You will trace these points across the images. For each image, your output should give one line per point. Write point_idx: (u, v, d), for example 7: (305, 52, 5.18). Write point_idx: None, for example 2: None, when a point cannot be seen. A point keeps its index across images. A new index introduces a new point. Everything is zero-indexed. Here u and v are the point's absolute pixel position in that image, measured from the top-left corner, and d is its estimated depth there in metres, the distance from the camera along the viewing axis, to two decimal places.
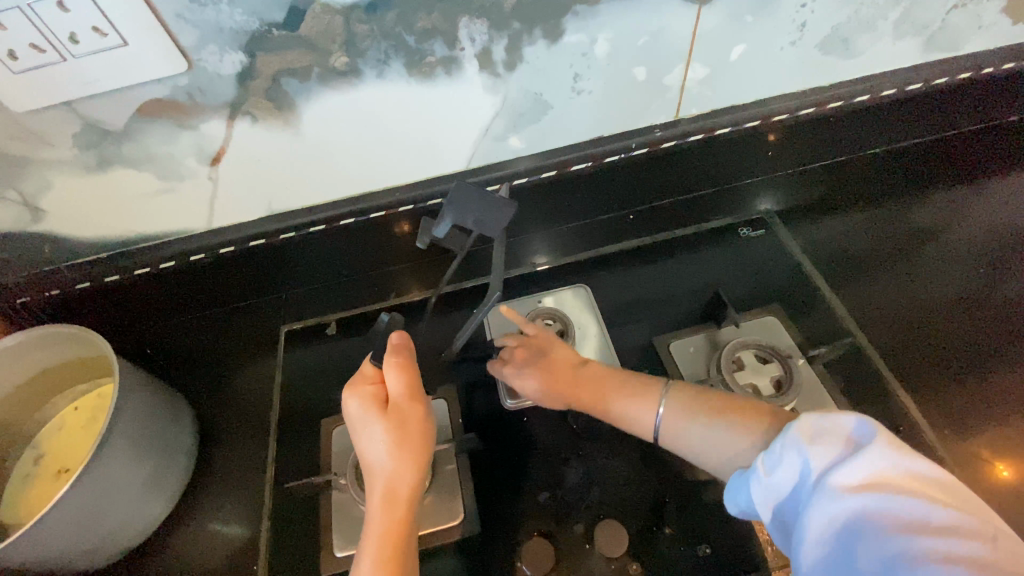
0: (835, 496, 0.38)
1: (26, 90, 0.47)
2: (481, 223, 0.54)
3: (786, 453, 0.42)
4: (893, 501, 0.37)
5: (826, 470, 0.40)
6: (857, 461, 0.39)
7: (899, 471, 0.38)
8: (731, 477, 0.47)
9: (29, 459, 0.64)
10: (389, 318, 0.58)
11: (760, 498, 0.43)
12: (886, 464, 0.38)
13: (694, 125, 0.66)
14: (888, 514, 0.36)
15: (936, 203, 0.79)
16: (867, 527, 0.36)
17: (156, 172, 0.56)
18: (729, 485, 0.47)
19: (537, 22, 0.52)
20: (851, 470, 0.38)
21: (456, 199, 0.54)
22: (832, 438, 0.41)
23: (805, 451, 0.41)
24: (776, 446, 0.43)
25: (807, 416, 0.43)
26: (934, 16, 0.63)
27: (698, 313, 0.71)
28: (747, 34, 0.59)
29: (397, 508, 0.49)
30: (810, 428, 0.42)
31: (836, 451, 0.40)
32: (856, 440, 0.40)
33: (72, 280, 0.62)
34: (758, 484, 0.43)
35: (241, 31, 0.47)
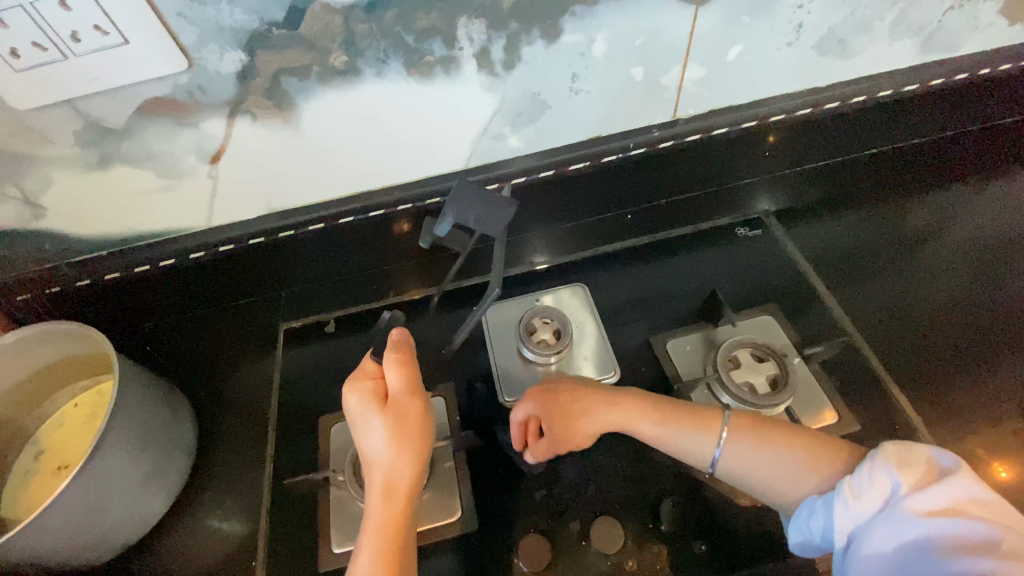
0: (918, 517, 0.40)
1: (27, 88, 0.47)
2: (482, 222, 0.54)
3: (867, 473, 0.44)
4: (970, 527, 0.39)
5: (909, 493, 0.42)
6: (940, 488, 0.41)
7: (978, 500, 0.41)
8: (801, 503, 0.48)
9: (30, 455, 0.65)
10: (390, 317, 0.58)
11: (833, 517, 0.44)
12: (966, 492, 0.41)
13: (691, 125, 0.67)
14: (969, 538, 0.39)
15: (932, 203, 0.80)
16: (949, 549, 0.39)
17: (156, 170, 0.56)
18: (800, 503, 0.49)
19: (535, 22, 0.53)
20: (934, 495, 0.41)
21: (457, 198, 0.54)
22: (916, 466, 0.43)
23: (890, 474, 0.43)
24: (859, 466, 0.45)
25: (891, 444, 0.46)
26: (930, 17, 0.63)
27: (695, 312, 0.71)
28: (744, 35, 0.59)
29: (396, 501, 0.49)
30: (894, 455, 0.44)
31: (918, 477, 0.43)
32: (938, 470, 0.43)
33: (73, 277, 0.62)
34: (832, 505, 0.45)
35: (241, 30, 0.48)
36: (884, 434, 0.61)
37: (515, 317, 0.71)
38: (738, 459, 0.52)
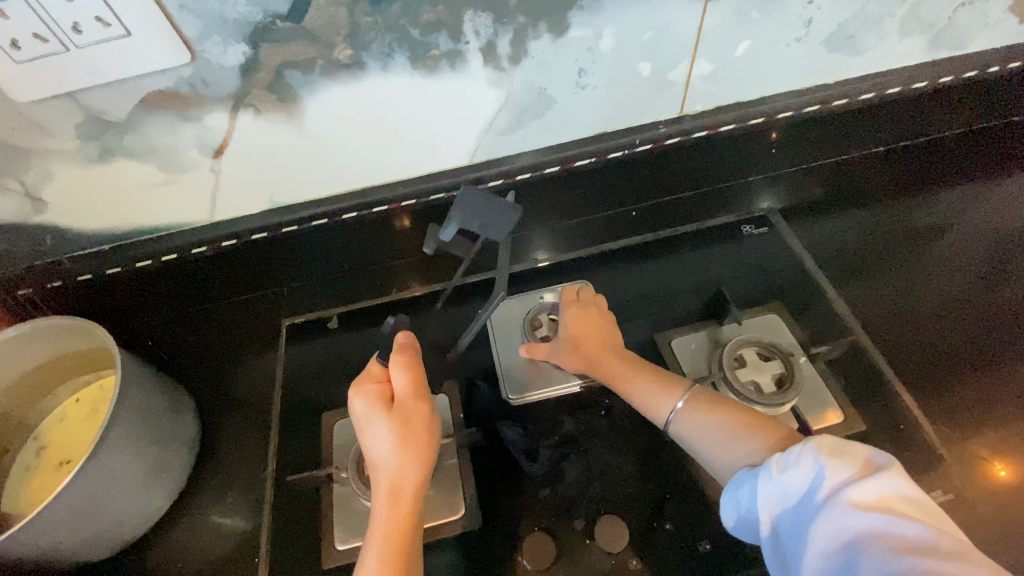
0: (847, 511, 0.40)
1: (29, 80, 0.47)
2: (487, 227, 0.53)
3: (802, 459, 0.43)
4: (903, 524, 0.38)
5: (839, 484, 0.41)
6: (871, 482, 0.40)
7: (906, 497, 0.40)
8: (733, 476, 0.48)
9: (31, 450, 0.64)
10: (394, 322, 0.57)
11: (762, 498, 0.44)
12: (895, 488, 0.40)
13: (698, 121, 0.66)
14: (895, 535, 0.38)
15: (937, 202, 0.79)
16: (871, 543, 0.38)
17: (159, 164, 0.55)
18: (732, 480, 0.48)
19: (543, 16, 0.52)
20: (865, 489, 0.40)
21: (464, 204, 0.53)
22: (849, 457, 0.42)
23: (820, 462, 0.42)
24: (792, 450, 0.44)
25: (827, 434, 0.45)
26: (940, 14, 0.62)
27: (699, 310, 0.71)
28: (753, 31, 0.59)
29: (402, 504, 0.49)
30: (828, 444, 0.43)
31: (853, 468, 0.42)
32: (872, 464, 0.42)
33: (74, 271, 0.62)
34: (762, 483, 0.44)
35: (244, 22, 0.47)
36: (889, 434, 0.61)
37: (520, 314, 0.70)
38: (690, 424, 0.54)
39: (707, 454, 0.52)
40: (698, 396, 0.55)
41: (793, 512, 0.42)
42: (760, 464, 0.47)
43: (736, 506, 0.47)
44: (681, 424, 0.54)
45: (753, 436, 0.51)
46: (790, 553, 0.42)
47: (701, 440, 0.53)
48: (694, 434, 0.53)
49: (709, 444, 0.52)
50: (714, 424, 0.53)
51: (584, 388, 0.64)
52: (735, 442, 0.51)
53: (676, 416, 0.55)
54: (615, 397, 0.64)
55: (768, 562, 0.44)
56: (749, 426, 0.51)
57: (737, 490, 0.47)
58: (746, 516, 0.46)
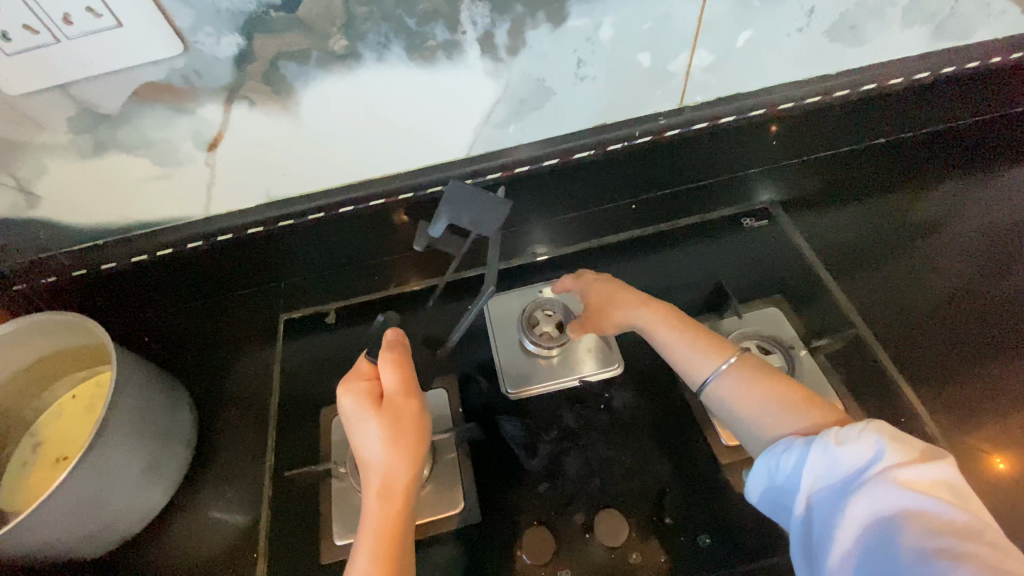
0: (895, 489, 0.40)
1: (19, 72, 0.46)
2: (477, 223, 0.54)
3: (861, 434, 0.43)
4: (949, 509, 0.39)
5: (893, 464, 0.41)
6: (927, 468, 0.40)
7: (954, 487, 0.40)
8: (776, 443, 0.48)
9: (28, 446, 0.64)
10: (384, 319, 0.60)
11: (809, 467, 0.43)
12: (947, 477, 0.40)
13: (698, 113, 0.65)
14: (940, 518, 0.38)
15: (938, 194, 0.79)
16: (913, 520, 0.38)
17: (153, 157, 0.55)
18: (771, 447, 0.47)
19: (541, 6, 0.51)
20: (918, 472, 0.40)
21: (450, 198, 0.53)
22: (908, 442, 0.42)
23: (881, 442, 0.42)
24: (849, 427, 0.44)
25: (885, 421, 0.45)
26: (944, 3, 0.62)
27: (699, 304, 0.71)
28: (754, 21, 0.58)
29: (394, 501, 0.49)
30: (889, 428, 0.43)
31: (910, 451, 0.42)
32: (929, 454, 0.42)
33: (69, 267, 0.61)
34: (813, 453, 0.44)
35: (237, 12, 0.46)
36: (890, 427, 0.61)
37: (518, 309, 0.70)
38: (736, 391, 0.53)
39: (742, 417, 0.52)
40: (747, 362, 0.54)
41: (836, 486, 0.42)
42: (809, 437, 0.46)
43: (771, 473, 0.46)
44: (722, 383, 0.53)
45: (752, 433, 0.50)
46: (820, 523, 0.42)
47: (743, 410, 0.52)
48: (733, 397, 0.53)
49: (746, 408, 0.52)
50: (757, 390, 0.52)
51: (581, 383, 0.64)
52: (772, 410, 0.50)
53: (717, 378, 0.54)
54: (615, 391, 0.64)
55: (793, 531, 0.44)
56: (791, 398, 0.51)
57: (778, 457, 0.46)
58: (780, 485, 0.46)
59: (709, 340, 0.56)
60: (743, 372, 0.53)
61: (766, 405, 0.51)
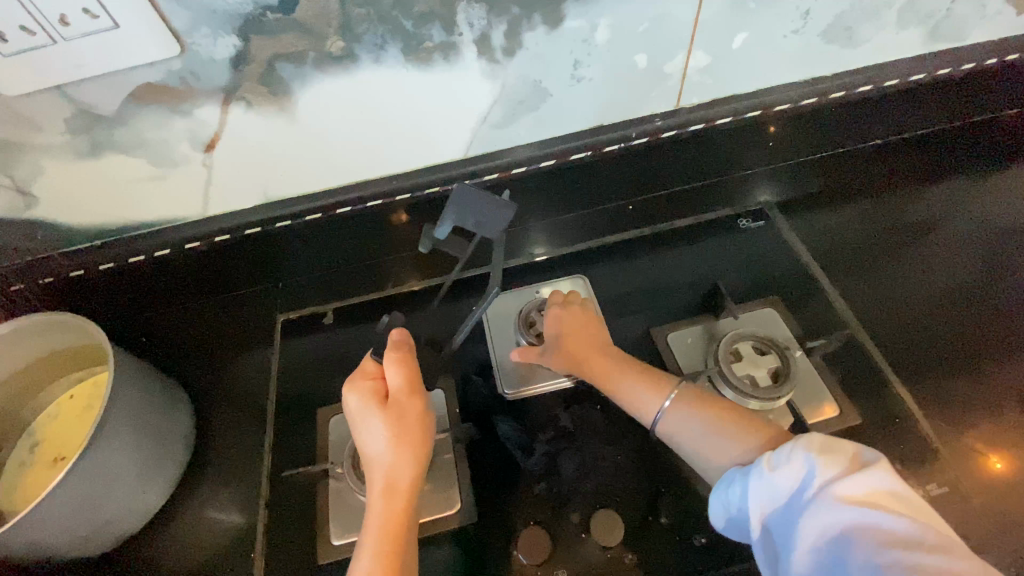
0: (834, 506, 0.40)
1: (16, 73, 0.46)
2: (482, 226, 0.53)
3: (793, 455, 0.43)
4: (891, 519, 0.39)
5: (827, 480, 0.41)
6: (858, 477, 0.40)
7: (895, 493, 0.40)
8: (724, 475, 0.48)
9: (25, 447, 0.64)
10: (387, 320, 0.59)
11: (755, 495, 0.44)
12: (880, 484, 0.40)
13: (694, 115, 0.66)
14: (884, 529, 0.38)
15: (934, 196, 0.79)
16: (854, 537, 0.38)
17: (150, 158, 0.55)
18: (724, 477, 0.48)
19: (537, 8, 0.52)
20: (851, 484, 0.40)
21: (457, 200, 0.53)
22: (838, 454, 0.42)
23: (811, 460, 0.42)
24: (783, 448, 0.44)
25: (817, 433, 0.45)
26: (939, 5, 0.62)
27: (695, 305, 0.71)
28: (750, 22, 0.58)
29: (397, 499, 0.49)
30: (818, 441, 0.43)
31: (842, 464, 0.42)
32: (860, 460, 0.42)
33: (66, 267, 0.61)
34: (755, 480, 0.44)
35: (234, 13, 0.46)
36: (885, 428, 0.61)
37: (516, 309, 0.71)
38: (683, 421, 0.53)
39: (694, 452, 0.52)
40: (687, 394, 0.54)
41: (783, 509, 0.42)
42: (751, 464, 0.47)
43: (727, 504, 0.47)
44: (670, 422, 0.54)
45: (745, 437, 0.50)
46: (779, 549, 0.42)
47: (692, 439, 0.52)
48: (681, 432, 0.53)
49: (695, 443, 0.52)
50: (699, 421, 0.52)
51: (579, 383, 0.64)
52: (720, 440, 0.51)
53: (665, 414, 0.54)
54: (611, 392, 0.64)
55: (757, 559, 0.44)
56: (732, 423, 0.51)
57: (729, 489, 0.46)
58: (737, 515, 0.46)
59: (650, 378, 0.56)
60: (684, 405, 0.54)
61: (719, 433, 0.51)
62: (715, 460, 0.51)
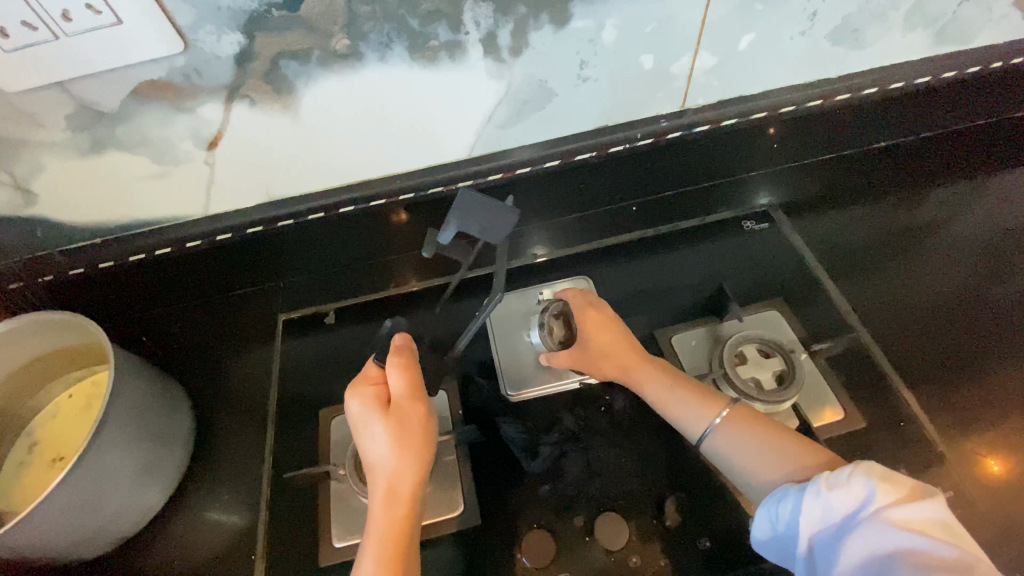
0: (894, 531, 0.40)
1: (17, 69, 0.46)
2: (486, 231, 0.53)
3: (853, 479, 0.43)
4: (950, 551, 0.39)
5: (886, 506, 0.41)
6: (919, 506, 0.41)
7: (950, 526, 0.41)
8: (771, 491, 0.48)
9: (23, 447, 0.64)
10: (391, 325, 0.59)
11: (809, 513, 0.43)
12: (937, 514, 0.41)
13: (700, 116, 0.65)
14: (944, 560, 0.38)
15: (937, 198, 0.79)
16: (912, 562, 0.39)
17: (152, 155, 0.54)
18: (772, 494, 0.47)
19: (544, 7, 0.51)
20: (912, 512, 0.41)
21: (461, 206, 0.53)
22: (898, 482, 0.42)
23: (872, 484, 0.42)
24: (841, 470, 0.44)
25: (874, 461, 0.45)
26: (946, 8, 0.62)
27: (698, 307, 0.71)
28: (757, 24, 0.58)
29: (398, 505, 0.49)
30: (878, 468, 0.43)
31: (902, 493, 0.42)
32: (916, 490, 0.42)
33: (67, 265, 0.61)
34: (809, 498, 0.44)
35: (239, 10, 0.46)
36: (889, 431, 0.61)
37: (519, 311, 0.70)
38: (731, 439, 0.53)
39: (743, 472, 0.52)
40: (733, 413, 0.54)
41: (835, 530, 0.42)
42: (801, 482, 0.46)
43: (770, 519, 0.46)
44: (718, 439, 0.54)
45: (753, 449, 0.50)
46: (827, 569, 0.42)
47: (739, 457, 0.52)
48: (729, 452, 0.53)
49: (742, 463, 0.52)
50: (747, 441, 0.52)
51: (584, 385, 0.64)
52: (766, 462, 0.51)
53: (714, 432, 0.54)
54: (616, 393, 0.63)
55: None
56: (783, 446, 0.51)
57: (777, 504, 0.46)
58: (781, 531, 0.45)
59: (700, 395, 0.56)
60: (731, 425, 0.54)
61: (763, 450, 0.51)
62: (762, 479, 0.50)
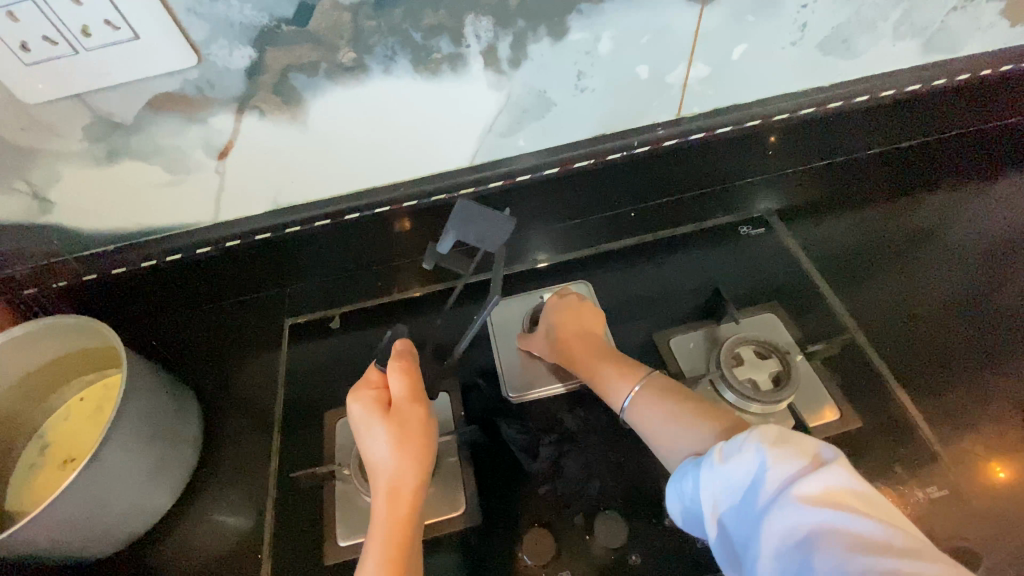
0: (795, 505, 0.38)
1: (38, 82, 0.48)
2: (484, 240, 0.54)
3: (746, 448, 0.42)
4: (854, 521, 0.37)
5: (784, 476, 0.40)
6: (817, 473, 0.39)
7: (857, 492, 0.38)
8: (679, 467, 0.48)
9: (35, 448, 0.65)
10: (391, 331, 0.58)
11: (708, 488, 0.43)
12: (842, 480, 0.39)
13: (695, 124, 0.67)
14: (849, 532, 0.36)
15: (933, 204, 0.80)
16: (822, 540, 0.36)
17: (164, 164, 0.56)
18: (678, 470, 0.47)
19: (542, 20, 0.53)
20: (812, 482, 0.38)
21: (460, 217, 0.54)
22: (796, 447, 0.41)
23: (764, 452, 0.41)
24: (737, 439, 0.43)
25: (774, 425, 0.43)
26: (933, 17, 0.63)
27: (696, 310, 0.72)
28: (749, 34, 0.60)
29: (400, 505, 0.50)
30: (773, 433, 0.42)
31: (798, 459, 0.40)
32: (819, 456, 0.40)
33: (80, 271, 0.63)
34: (706, 473, 0.44)
35: (250, 26, 0.48)
36: (885, 433, 0.61)
37: (520, 314, 0.72)
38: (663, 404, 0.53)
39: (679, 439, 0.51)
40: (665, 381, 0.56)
41: (736, 504, 0.41)
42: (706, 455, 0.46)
43: (680, 496, 0.46)
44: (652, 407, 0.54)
45: (715, 436, 0.49)
46: (738, 546, 0.41)
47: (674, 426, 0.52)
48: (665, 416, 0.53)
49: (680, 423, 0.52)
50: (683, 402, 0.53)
51: (583, 387, 0.66)
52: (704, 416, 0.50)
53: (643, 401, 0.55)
54: None
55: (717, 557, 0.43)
56: (723, 407, 0.51)
57: (683, 481, 0.46)
58: (691, 507, 0.45)
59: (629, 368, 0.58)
60: (678, 394, 0.54)
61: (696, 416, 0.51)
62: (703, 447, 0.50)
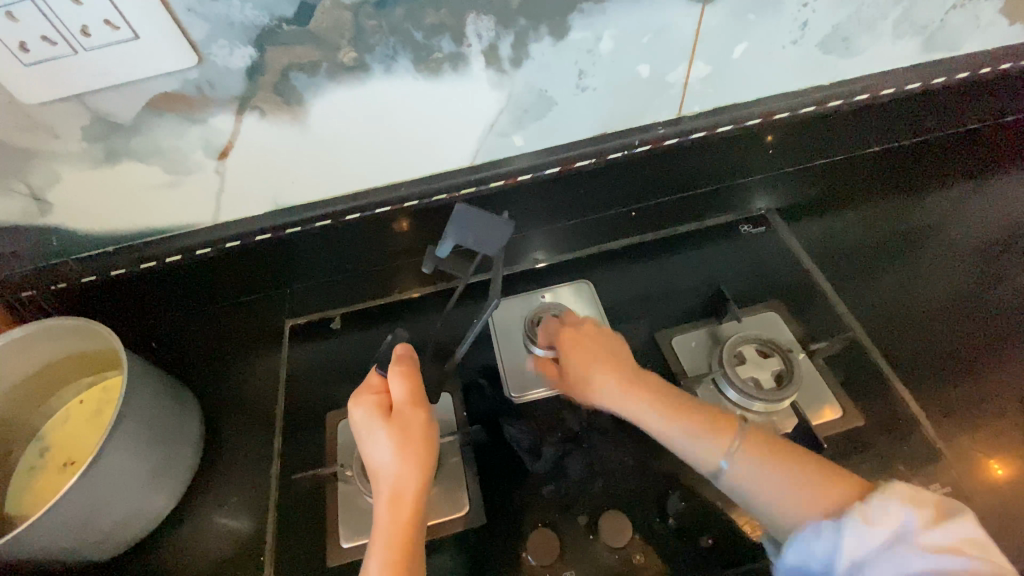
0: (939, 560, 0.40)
1: (37, 82, 0.47)
2: (481, 243, 0.54)
3: (886, 507, 0.43)
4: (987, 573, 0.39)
5: (924, 531, 0.41)
6: (947, 527, 0.41)
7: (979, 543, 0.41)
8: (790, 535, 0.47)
9: (35, 451, 0.65)
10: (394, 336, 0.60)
11: (842, 548, 0.43)
12: (968, 532, 0.41)
13: (696, 123, 0.67)
14: None
15: (932, 202, 0.80)
16: None
17: (164, 165, 0.56)
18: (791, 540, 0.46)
19: (543, 19, 0.53)
20: (939, 536, 0.41)
21: (458, 219, 0.55)
22: (924, 504, 0.43)
23: (908, 511, 0.42)
24: (870, 501, 0.44)
25: (895, 485, 0.45)
26: (933, 15, 0.64)
27: (697, 309, 0.72)
28: (749, 33, 0.60)
29: (403, 509, 0.49)
30: (903, 491, 0.44)
31: (930, 514, 0.42)
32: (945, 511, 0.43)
33: (79, 273, 0.62)
34: (838, 535, 0.43)
35: (250, 26, 0.48)
36: (887, 431, 0.61)
37: (521, 314, 0.72)
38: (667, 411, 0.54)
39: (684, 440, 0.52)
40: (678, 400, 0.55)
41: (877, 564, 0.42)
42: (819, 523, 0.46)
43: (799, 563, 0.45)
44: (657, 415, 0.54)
45: None
46: None
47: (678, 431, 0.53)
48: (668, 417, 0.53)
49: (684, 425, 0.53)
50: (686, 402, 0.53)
51: None
52: None
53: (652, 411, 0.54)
54: None
55: None
56: None
57: (808, 545, 0.45)
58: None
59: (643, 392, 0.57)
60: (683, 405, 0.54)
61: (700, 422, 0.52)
62: None
